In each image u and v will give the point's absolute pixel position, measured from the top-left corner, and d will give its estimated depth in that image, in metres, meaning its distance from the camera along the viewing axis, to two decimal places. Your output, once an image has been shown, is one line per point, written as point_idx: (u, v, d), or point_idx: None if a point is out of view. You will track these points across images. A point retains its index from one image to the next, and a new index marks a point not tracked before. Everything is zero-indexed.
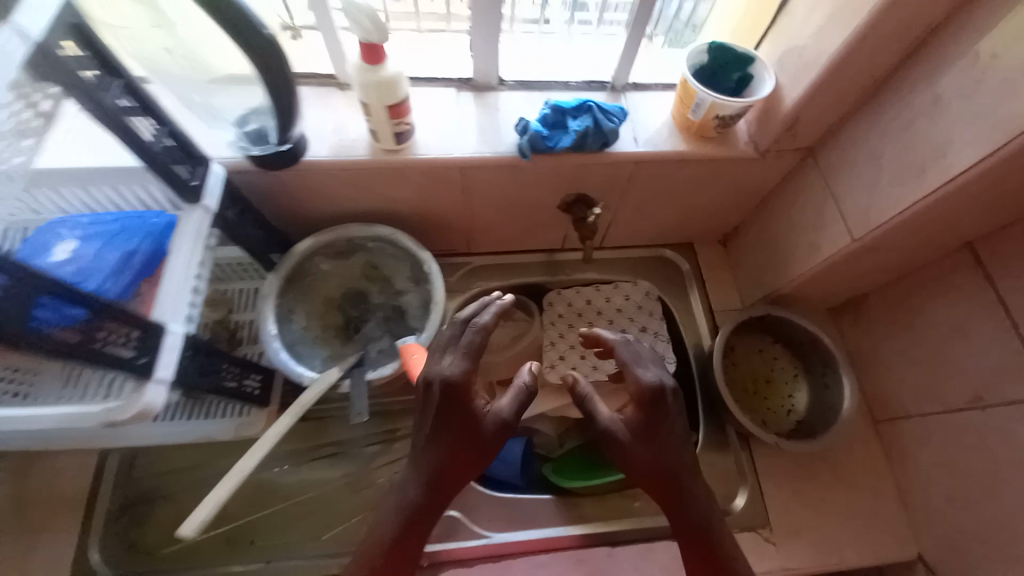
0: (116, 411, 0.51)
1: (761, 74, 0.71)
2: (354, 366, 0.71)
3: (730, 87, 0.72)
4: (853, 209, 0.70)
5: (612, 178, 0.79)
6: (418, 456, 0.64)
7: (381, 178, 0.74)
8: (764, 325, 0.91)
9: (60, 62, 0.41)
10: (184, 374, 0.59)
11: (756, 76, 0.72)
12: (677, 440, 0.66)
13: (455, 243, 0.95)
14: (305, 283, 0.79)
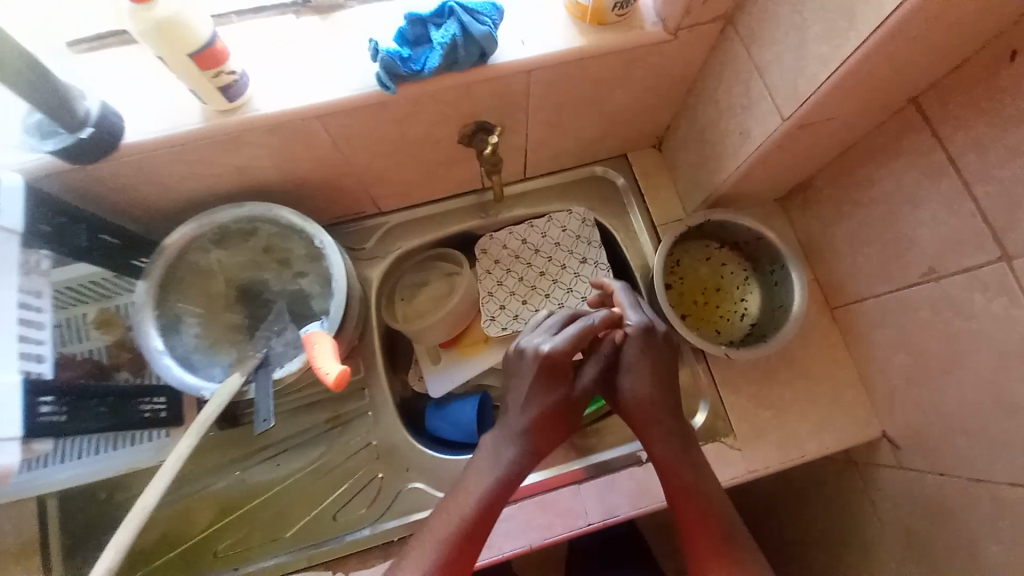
0: None
1: None
2: (258, 368, 0.64)
3: None
4: (781, 80, 0.60)
5: (507, 95, 0.67)
6: (508, 424, 0.66)
7: (230, 148, 0.62)
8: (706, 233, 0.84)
9: None
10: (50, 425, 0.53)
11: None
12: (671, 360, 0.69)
13: (358, 203, 0.84)
14: (188, 283, 0.71)
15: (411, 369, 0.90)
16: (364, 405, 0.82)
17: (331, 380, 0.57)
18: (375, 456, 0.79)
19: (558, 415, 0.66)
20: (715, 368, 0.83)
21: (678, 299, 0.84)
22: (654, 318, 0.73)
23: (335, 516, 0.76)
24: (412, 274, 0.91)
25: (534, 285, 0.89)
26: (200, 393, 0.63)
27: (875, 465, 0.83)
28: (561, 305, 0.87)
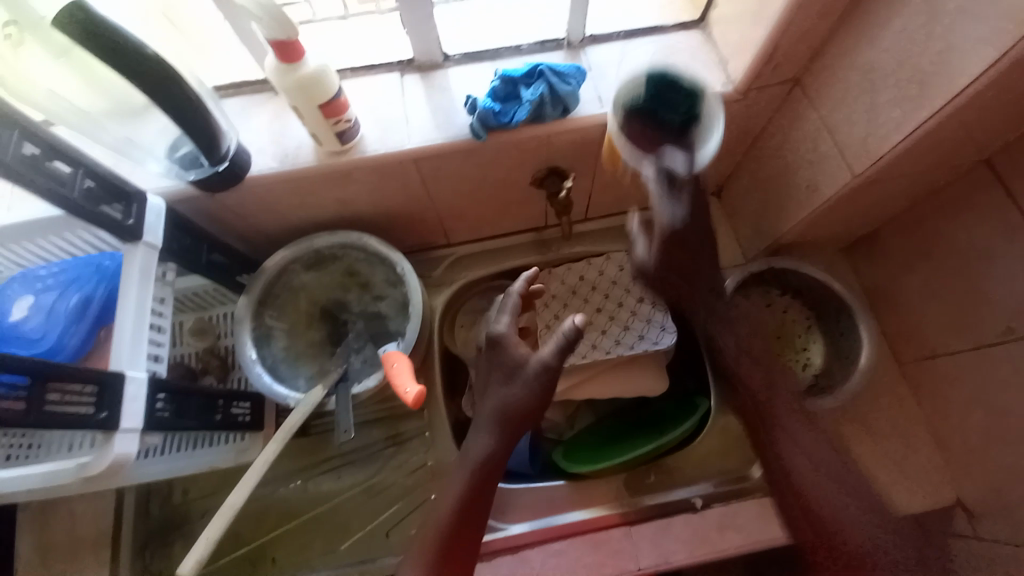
0: (92, 464, 0.51)
1: (709, 112, 0.62)
2: (339, 381, 0.69)
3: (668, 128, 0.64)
4: (850, 139, 0.63)
5: (580, 145, 0.73)
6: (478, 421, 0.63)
7: (336, 183, 0.70)
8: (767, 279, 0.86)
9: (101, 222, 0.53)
10: (164, 418, 0.58)
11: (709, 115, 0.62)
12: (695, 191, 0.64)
13: (431, 236, 0.91)
14: (281, 299, 0.79)
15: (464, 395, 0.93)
16: (422, 425, 0.86)
17: (410, 396, 0.60)
18: (431, 477, 0.82)
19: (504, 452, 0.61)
20: None
21: (739, 343, 0.84)
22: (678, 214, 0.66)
23: (389, 532, 0.79)
24: (473, 304, 0.96)
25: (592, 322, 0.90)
26: (288, 402, 0.69)
27: (950, 533, 0.78)
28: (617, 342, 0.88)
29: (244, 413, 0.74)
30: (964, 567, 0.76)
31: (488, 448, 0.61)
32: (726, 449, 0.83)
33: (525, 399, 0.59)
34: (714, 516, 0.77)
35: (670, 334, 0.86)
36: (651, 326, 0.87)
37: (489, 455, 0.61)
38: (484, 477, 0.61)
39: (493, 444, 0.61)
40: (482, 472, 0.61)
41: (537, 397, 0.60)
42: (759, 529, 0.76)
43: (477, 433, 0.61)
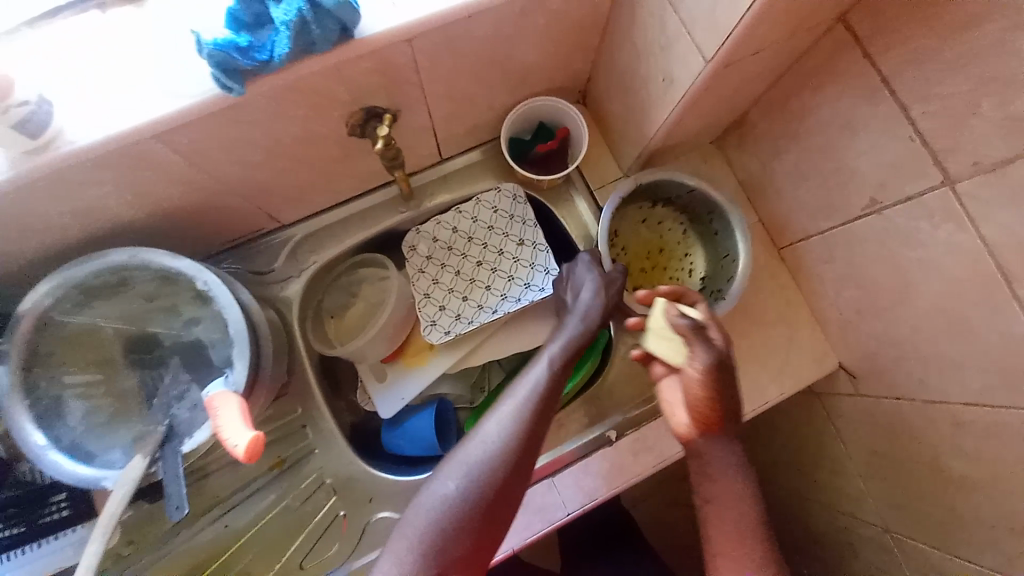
0: None
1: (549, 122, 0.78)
2: (163, 443, 0.55)
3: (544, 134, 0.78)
4: (694, 15, 0.53)
5: (384, 72, 0.57)
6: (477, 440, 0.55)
7: (56, 186, 0.50)
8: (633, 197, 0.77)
9: None
10: None
11: (536, 117, 0.79)
12: (731, 405, 0.58)
13: (254, 220, 0.73)
14: (57, 358, 0.60)
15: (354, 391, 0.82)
16: (309, 443, 0.75)
17: (244, 451, 0.48)
18: (332, 494, 0.74)
19: (503, 500, 0.53)
20: None
21: (623, 275, 0.78)
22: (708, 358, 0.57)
23: (302, 563, 0.69)
24: (336, 289, 0.81)
25: (473, 278, 0.80)
26: (101, 485, 0.55)
27: (837, 394, 0.84)
28: (504, 296, 0.77)
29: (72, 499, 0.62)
30: (849, 420, 0.83)
31: (485, 490, 0.52)
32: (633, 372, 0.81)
33: (525, 432, 0.55)
34: (630, 444, 0.76)
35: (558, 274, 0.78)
36: (536, 270, 0.78)
37: (487, 497, 0.52)
38: (475, 522, 0.52)
39: (497, 487, 0.53)
40: (472, 524, 0.52)
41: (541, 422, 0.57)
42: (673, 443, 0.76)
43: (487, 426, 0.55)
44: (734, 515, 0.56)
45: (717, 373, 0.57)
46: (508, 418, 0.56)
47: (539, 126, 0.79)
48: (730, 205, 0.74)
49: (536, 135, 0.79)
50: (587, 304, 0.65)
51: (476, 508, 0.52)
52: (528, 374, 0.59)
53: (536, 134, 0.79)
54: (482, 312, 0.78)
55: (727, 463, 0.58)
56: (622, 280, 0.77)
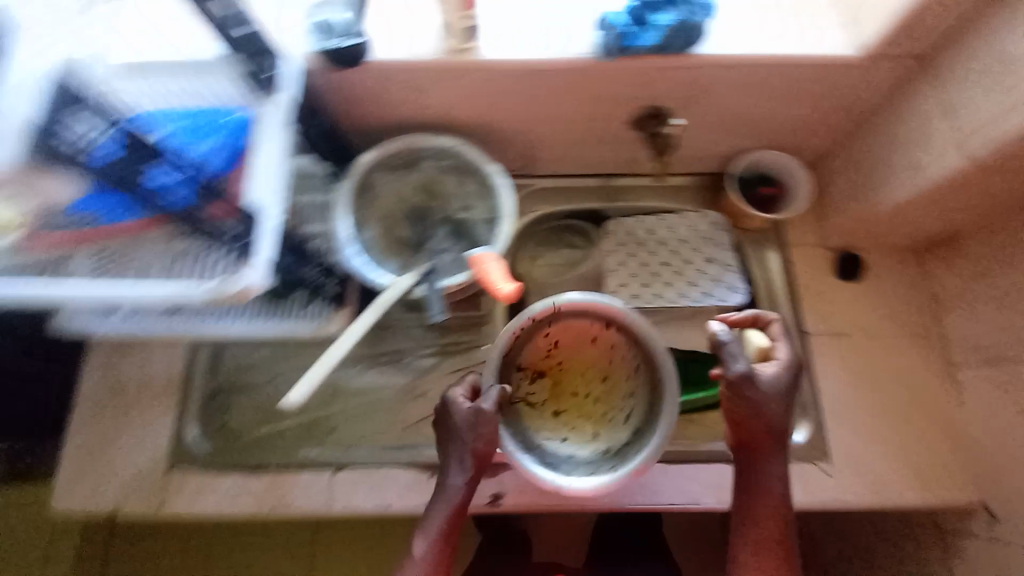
0: (225, 287, 0.55)
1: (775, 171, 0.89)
2: (428, 274, 0.73)
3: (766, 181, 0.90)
4: (969, 122, 0.63)
5: (690, 87, 0.73)
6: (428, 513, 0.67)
7: (448, 81, 0.71)
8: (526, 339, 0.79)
9: None
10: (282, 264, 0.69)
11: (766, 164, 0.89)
12: (778, 413, 0.65)
13: (516, 162, 0.92)
14: (372, 192, 0.82)
15: (519, 321, 0.94)
16: (480, 339, 0.91)
17: (510, 292, 0.66)
18: None
19: (444, 560, 0.66)
20: (820, 391, 0.84)
21: (576, 417, 0.79)
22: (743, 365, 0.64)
23: None
24: (541, 238, 0.97)
25: (657, 273, 0.91)
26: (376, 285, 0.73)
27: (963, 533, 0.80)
28: (680, 296, 0.89)
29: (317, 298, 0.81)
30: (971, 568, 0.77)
31: (431, 549, 0.65)
32: (766, 414, 0.85)
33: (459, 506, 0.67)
34: None
35: (739, 295, 0.87)
36: (716, 286, 0.89)
37: (440, 556, 0.66)
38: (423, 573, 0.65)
39: (431, 547, 0.66)
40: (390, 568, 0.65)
41: (463, 499, 0.67)
42: (785, 489, 0.79)
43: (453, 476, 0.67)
44: (768, 504, 0.66)
45: (743, 384, 0.64)
46: (450, 501, 0.67)
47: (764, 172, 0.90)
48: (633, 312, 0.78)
49: (758, 178, 0.90)
50: (468, 443, 0.67)
51: (436, 559, 0.65)
52: (449, 479, 0.67)
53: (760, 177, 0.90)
54: (657, 300, 0.90)
55: (777, 467, 0.67)
56: (574, 420, 0.79)
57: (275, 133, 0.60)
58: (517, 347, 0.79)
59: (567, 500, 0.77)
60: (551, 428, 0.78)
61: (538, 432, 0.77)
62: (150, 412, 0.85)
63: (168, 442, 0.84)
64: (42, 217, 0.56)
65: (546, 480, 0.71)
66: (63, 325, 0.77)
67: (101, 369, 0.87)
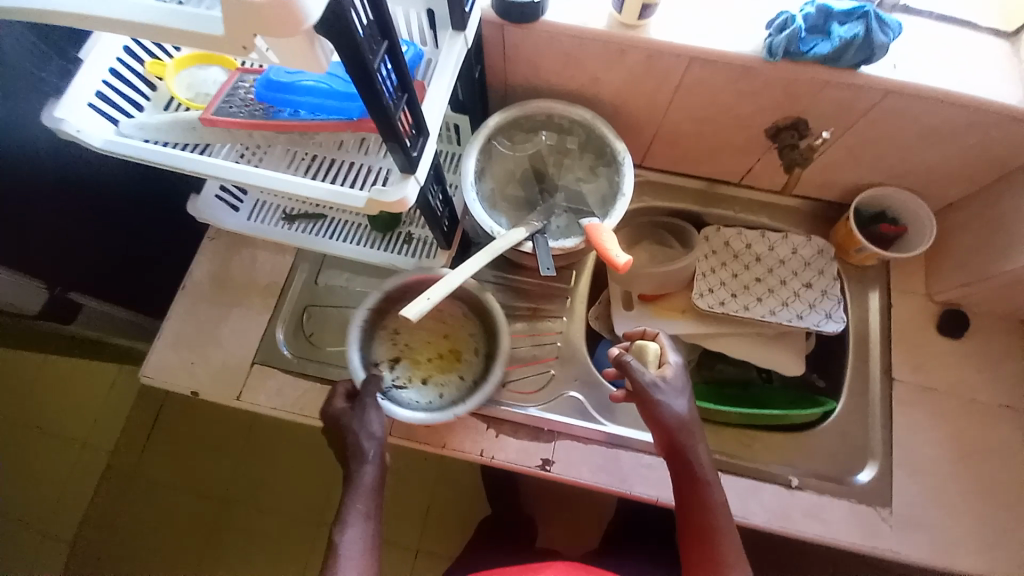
0: (385, 194, 0.56)
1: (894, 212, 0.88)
2: (538, 233, 0.75)
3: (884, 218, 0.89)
4: None
5: (843, 105, 0.73)
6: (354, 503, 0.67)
7: (606, 56, 0.74)
8: (386, 315, 0.84)
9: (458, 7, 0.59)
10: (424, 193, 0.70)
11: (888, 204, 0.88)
12: (671, 421, 0.67)
13: (634, 149, 0.94)
14: (497, 147, 0.85)
15: (595, 306, 0.98)
16: (560, 310, 0.92)
17: (623, 263, 0.66)
18: (554, 355, 0.90)
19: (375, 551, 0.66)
20: (897, 439, 0.81)
21: (408, 366, 0.84)
22: (682, 393, 0.69)
23: (505, 384, 0.87)
24: (638, 230, 0.99)
25: (750, 286, 0.90)
26: (489, 232, 0.74)
27: None
28: (771, 313, 0.87)
29: (419, 240, 0.88)
30: None
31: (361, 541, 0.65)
32: (832, 448, 0.84)
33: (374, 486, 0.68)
34: (805, 501, 0.78)
35: (835, 324, 0.84)
36: (812, 312, 0.86)
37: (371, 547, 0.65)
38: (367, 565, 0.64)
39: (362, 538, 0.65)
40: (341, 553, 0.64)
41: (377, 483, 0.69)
42: (839, 527, 0.77)
43: (364, 471, 0.69)
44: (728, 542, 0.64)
45: (644, 396, 0.68)
46: (363, 483, 0.68)
47: (881, 209, 0.89)
48: (445, 271, 0.79)
49: (875, 214, 0.89)
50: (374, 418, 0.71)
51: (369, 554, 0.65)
52: (358, 470, 0.69)
53: (877, 213, 0.89)
54: (747, 311, 0.88)
55: (706, 457, 0.68)
56: (409, 371, 0.84)
57: (449, 62, 0.61)
58: (380, 323, 0.84)
59: (613, 480, 0.81)
60: (391, 374, 0.83)
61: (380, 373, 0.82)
62: (250, 305, 0.92)
63: (258, 336, 0.90)
64: (225, 104, 0.67)
65: (403, 416, 0.75)
66: (194, 210, 0.88)
67: (216, 258, 0.94)
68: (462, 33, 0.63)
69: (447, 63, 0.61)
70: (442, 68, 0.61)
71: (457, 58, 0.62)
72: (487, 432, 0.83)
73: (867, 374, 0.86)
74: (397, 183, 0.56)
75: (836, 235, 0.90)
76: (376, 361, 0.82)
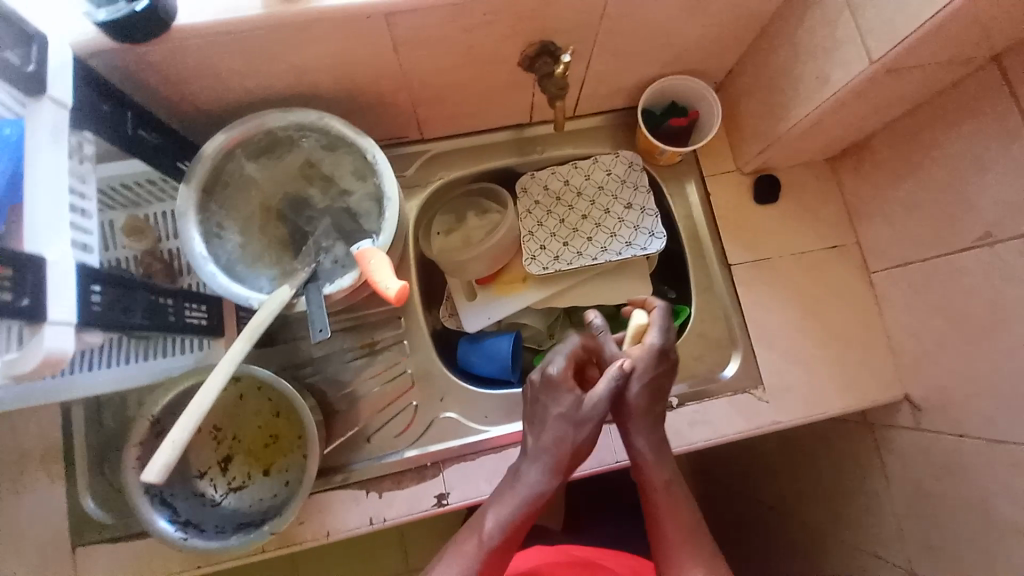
0: (16, 363, 0.43)
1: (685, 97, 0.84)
2: (308, 282, 0.62)
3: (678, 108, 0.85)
4: (869, 20, 0.59)
5: (581, 11, 0.64)
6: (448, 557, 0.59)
7: (288, 43, 0.58)
8: None
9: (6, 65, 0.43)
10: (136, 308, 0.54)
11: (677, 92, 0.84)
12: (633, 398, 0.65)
13: (404, 126, 0.80)
14: (229, 191, 0.68)
15: (443, 304, 0.90)
16: (401, 333, 0.83)
17: (394, 294, 0.56)
18: (410, 383, 0.81)
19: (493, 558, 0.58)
20: (752, 321, 0.82)
21: (244, 460, 0.75)
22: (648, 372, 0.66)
23: (371, 436, 0.79)
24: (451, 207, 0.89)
25: (577, 228, 0.85)
26: (249, 304, 0.61)
27: (894, 427, 0.82)
28: (603, 250, 0.83)
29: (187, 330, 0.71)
30: (901, 457, 0.81)
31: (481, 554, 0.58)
32: (702, 351, 0.85)
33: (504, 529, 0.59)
34: (689, 416, 0.79)
35: (658, 241, 0.82)
36: (638, 234, 0.83)
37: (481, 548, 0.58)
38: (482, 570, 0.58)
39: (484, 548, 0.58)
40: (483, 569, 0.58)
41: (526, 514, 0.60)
42: (727, 426, 0.79)
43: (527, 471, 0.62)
44: (676, 525, 0.61)
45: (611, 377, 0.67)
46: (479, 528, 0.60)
47: (674, 99, 0.85)
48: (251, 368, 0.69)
49: (670, 105, 0.86)
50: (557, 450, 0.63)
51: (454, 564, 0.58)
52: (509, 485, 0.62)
53: (670, 105, 0.86)
54: (580, 257, 0.84)
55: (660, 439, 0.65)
56: (246, 468, 0.75)
57: (47, 143, 0.45)
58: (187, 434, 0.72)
59: None
60: (222, 480, 0.73)
61: (205, 486, 0.72)
62: (32, 487, 0.74)
63: (62, 513, 0.73)
64: None
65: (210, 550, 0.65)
66: None
67: None
68: (47, 95, 0.46)
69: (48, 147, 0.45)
70: (34, 157, 0.45)
71: (63, 131, 0.47)
72: (370, 495, 0.75)
73: (709, 267, 0.86)
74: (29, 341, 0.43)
75: (640, 141, 0.86)
76: (198, 472, 0.72)
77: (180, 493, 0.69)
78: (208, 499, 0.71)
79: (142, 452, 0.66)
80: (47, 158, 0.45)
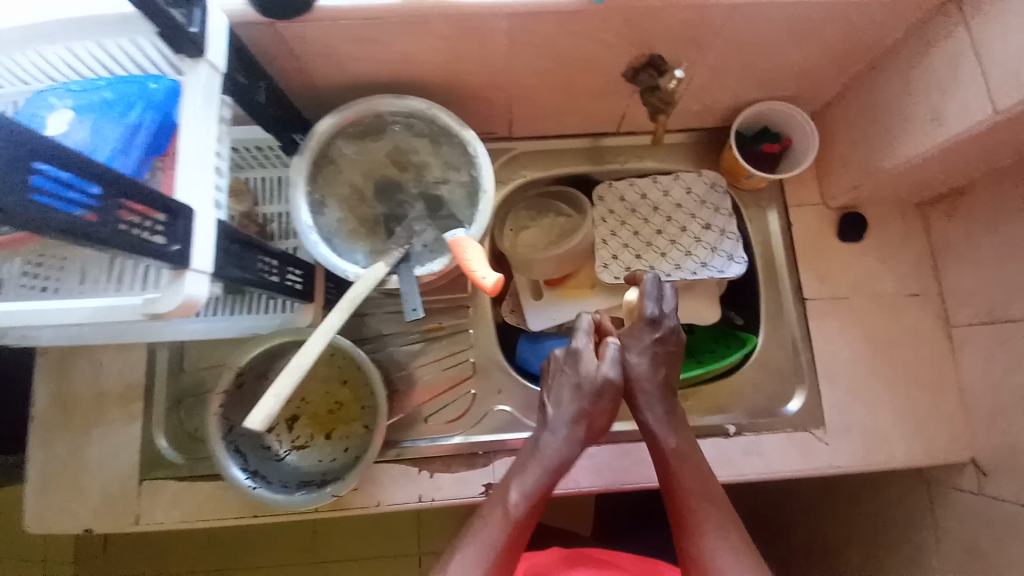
0: (158, 302, 0.46)
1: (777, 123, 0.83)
2: (401, 262, 0.65)
3: (769, 133, 0.85)
4: (997, 68, 0.57)
5: (695, 28, 0.64)
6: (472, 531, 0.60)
7: (410, 32, 0.61)
8: (258, 387, 0.74)
9: (173, 27, 0.46)
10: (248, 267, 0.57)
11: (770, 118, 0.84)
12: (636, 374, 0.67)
13: (494, 122, 0.82)
14: (331, 167, 0.72)
15: (507, 299, 0.91)
16: (466, 322, 0.85)
17: (490, 286, 0.58)
18: (470, 372, 0.83)
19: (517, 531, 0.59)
20: (819, 357, 0.81)
21: (308, 423, 0.79)
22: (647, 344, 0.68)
23: (428, 418, 0.81)
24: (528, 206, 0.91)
25: (651, 242, 0.86)
26: (345, 276, 0.64)
27: (952, 486, 0.79)
28: (676, 267, 0.84)
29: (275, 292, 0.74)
30: (955, 513, 0.78)
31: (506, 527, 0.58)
32: (763, 381, 0.83)
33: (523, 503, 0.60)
34: (744, 444, 0.78)
35: (737, 265, 0.82)
36: (714, 255, 0.83)
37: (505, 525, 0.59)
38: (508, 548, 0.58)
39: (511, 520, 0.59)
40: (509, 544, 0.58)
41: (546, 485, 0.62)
42: (781, 460, 0.78)
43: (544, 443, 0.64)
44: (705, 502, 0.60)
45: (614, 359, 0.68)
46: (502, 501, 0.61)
47: (764, 124, 0.85)
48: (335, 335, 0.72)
49: (761, 130, 0.85)
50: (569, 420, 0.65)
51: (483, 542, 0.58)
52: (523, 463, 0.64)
53: (761, 129, 0.85)
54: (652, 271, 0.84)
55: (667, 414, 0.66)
56: (310, 430, 0.79)
57: (198, 103, 0.49)
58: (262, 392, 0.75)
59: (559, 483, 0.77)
60: (288, 437, 0.77)
61: (272, 441, 0.75)
62: (112, 420, 0.79)
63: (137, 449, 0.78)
64: None
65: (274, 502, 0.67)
66: None
67: (50, 378, 0.79)
68: (205, 59, 0.50)
69: (201, 107, 0.49)
70: (189, 114, 0.48)
71: (214, 93, 0.50)
72: (421, 474, 0.78)
73: (780, 297, 0.84)
74: (172, 284, 0.46)
75: (726, 163, 0.86)
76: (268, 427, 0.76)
77: (251, 445, 0.72)
78: (273, 453, 0.75)
79: (225, 401, 0.69)
80: (200, 116, 0.49)
